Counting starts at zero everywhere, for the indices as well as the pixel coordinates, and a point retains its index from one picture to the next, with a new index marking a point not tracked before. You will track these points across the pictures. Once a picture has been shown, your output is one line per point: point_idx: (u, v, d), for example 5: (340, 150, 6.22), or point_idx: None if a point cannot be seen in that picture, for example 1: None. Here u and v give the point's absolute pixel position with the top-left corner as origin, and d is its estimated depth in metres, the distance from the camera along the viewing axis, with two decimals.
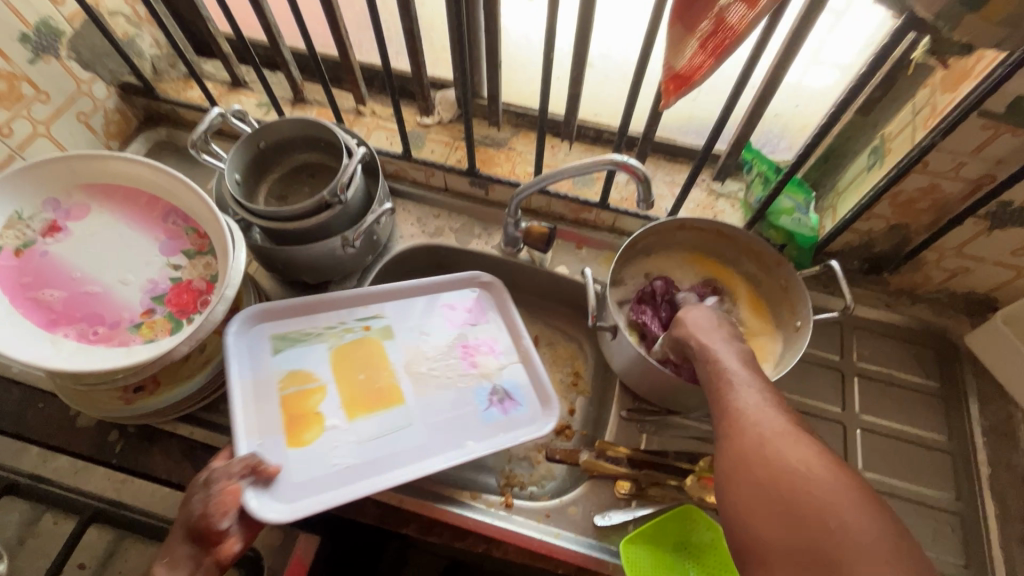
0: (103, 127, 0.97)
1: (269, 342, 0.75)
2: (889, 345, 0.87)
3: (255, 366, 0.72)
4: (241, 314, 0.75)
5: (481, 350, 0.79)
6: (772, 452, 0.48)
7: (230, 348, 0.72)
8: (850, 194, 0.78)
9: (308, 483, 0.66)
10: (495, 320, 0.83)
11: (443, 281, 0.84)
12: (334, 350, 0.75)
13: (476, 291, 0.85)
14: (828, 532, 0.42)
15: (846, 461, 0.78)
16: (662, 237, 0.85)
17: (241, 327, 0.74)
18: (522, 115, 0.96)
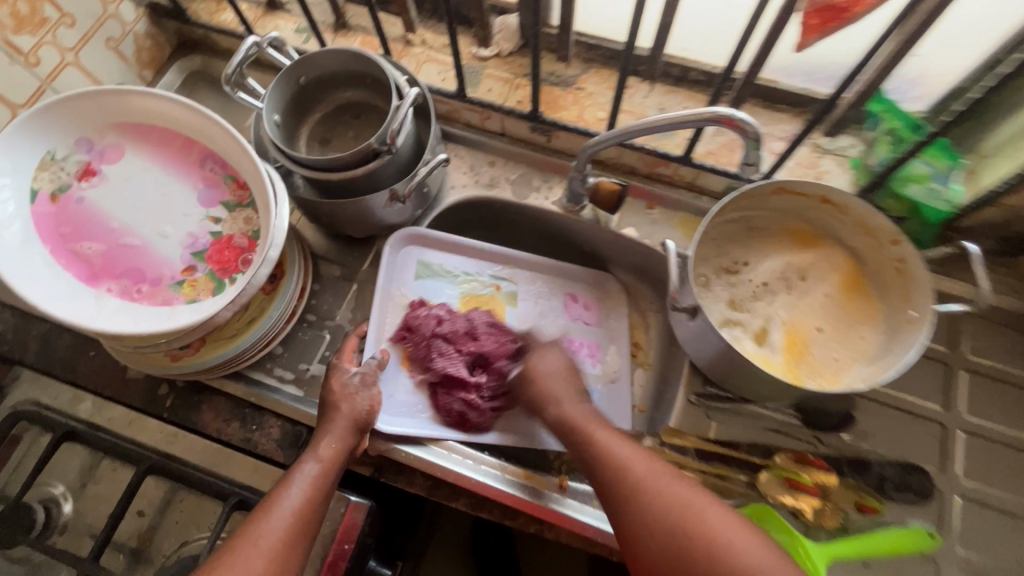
0: (135, 54, 0.89)
1: (414, 267, 0.83)
2: (1009, 337, 0.76)
3: (397, 284, 0.81)
4: (397, 234, 0.82)
5: (587, 349, 0.82)
6: (617, 459, 0.56)
7: (384, 262, 0.81)
8: (998, 159, 0.64)
9: (406, 403, 0.74)
10: (604, 323, 0.85)
11: (574, 274, 0.86)
12: (466, 296, 0.83)
13: (601, 291, 0.86)
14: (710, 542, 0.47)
15: (943, 467, 0.70)
16: (752, 202, 0.74)
17: (397, 248, 0.83)
18: (595, 48, 0.82)
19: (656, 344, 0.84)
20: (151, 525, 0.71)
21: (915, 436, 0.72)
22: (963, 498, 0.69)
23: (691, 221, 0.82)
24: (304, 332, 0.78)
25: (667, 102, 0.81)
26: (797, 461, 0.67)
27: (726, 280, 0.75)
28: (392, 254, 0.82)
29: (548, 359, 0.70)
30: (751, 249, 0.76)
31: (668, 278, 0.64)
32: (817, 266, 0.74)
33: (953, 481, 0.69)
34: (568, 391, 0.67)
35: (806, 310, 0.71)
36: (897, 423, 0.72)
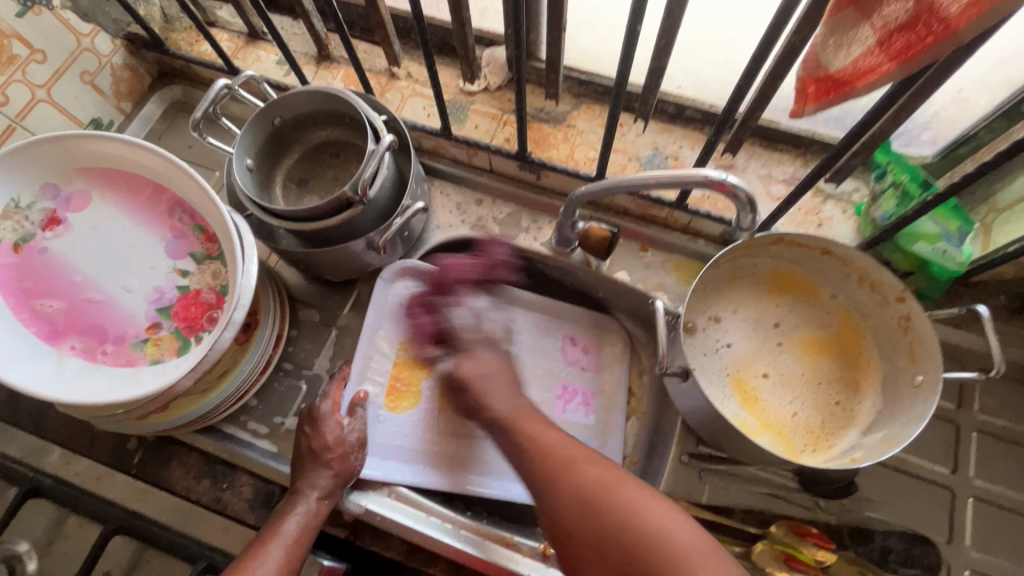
0: (112, 87, 0.87)
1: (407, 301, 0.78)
2: (1021, 395, 0.71)
3: (388, 318, 0.76)
4: (392, 265, 0.77)
5: (581, 398, 0.78)
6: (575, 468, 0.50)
7: (374, 296, 0.76)
8: (1016, 217, 0.59)
9: (391, 446, 0.71)
10: (602, 370, 0.80)
11: (572, 316, 0.82)
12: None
13: (600, 333, 0.82)
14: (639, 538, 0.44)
15: (950, 537, 0.66)
16: (747, 251, 0.71)
17: (389, 279, 0.77)
18: (587, 84, 0.78)
19: (649, 395, 0.79)
20: None
21: (921, 502, 0.67)
22: (971, 572, 0.65)
23: (687, 265, 0.78)
24: (280, 381, 0.76)
25: (661, 140, 0.77)
26: (795, 532, 0.63)
27: (706, 340, 0.71)
28: (385, 285, 0.77)
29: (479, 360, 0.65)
30: (749, 308, 0.72)
31: (657, 341, 0.60)
32: (811, 314, 0.72)
33: (961, 552, 0.65)
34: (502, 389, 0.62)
35: (781, 366, 0.69)
36: (903, 488, 0.68)
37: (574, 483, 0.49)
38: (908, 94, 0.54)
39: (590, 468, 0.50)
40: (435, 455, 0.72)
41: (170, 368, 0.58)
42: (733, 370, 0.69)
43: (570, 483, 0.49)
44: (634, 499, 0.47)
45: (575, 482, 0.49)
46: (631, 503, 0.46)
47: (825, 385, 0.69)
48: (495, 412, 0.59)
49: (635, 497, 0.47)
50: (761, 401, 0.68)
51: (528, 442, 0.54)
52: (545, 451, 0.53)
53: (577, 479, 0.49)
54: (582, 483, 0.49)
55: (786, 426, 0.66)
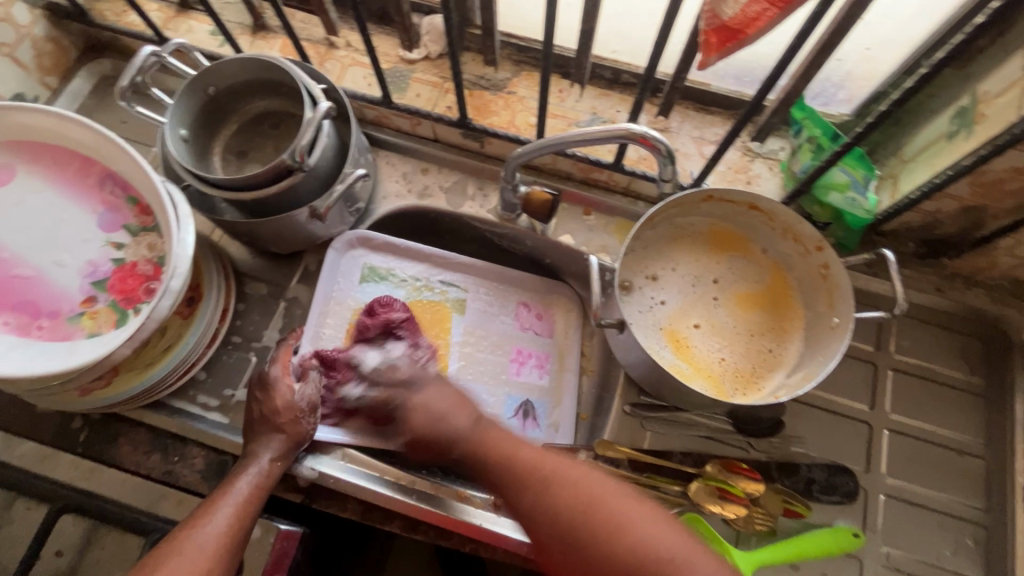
0: (34, 61, 0.83)
1: (360, 270, 0.79)
2: (932, 336, 0.78)
3: (340, 287, 0.78)
4: (343, 236, 0.79)
5: (535, 360, 0.80)
6: (500, 442, 0.56)
7: (325, 265, 0.78)
8: (917, 166, 0.64)
9: (345, 409, 0.73)
10: (557, 336, 0.82)
11: (525, 282, 0.84)
12: (410, 302, 0.80)
13: (553, 297, 0.84)
14: (616, 535, 0.48)
15: (868, 466, 0.72)
16: (682, 209, 0.74)
17: (340, 250, 0.79)
18: (526, 50, 0.80)
19: (596, 353, 0.82)
20: (70, 564, 0.67)
21: (842, 437, 0.73)
22: (887, 496, 0.71)
23: (628, 226, 0.81)
24: (229, 355, 0.76)
25: (599, 105, 0.79)
26: (727, 468, 0.68)
27: (643, 296, 0.73)
28: (337, 255, 0.79)
29: (433, 393, 0.63)
30: (684, 265, 0.75)
31: (594, 295, 0.63)
32: (744, 268, 0.75)
33: (877, 479, 0.71)
34: (452, 407, 0.61)
35: (712, 319, 0.73)
36: (826, 424, 0.73)
37: (556, 487, 0.51)
38: (816, 50, 0.57)
39: (565, 472, 0.52)
40: (387, 417, 0.73)
41: (108, 339, 0.58)
42: (665, 324, 0.72)
43: (549, 479, 0.52)
44: (592, 489, 0.51)
45: (563, 486, 0.51)
46: (617, 516, 0.49)
47: (757, 335, 0.72)
48: (449, 432, 0.59)
49: (620, 505, 0.49)
50: (692, 350, 0.71)
51: (489, 452, 0.56)
52: (510, 459, 0.54)
53: (558, 475, 0.52)
54: (558, 507, 0.50)
55: (713, 372, 0.70)
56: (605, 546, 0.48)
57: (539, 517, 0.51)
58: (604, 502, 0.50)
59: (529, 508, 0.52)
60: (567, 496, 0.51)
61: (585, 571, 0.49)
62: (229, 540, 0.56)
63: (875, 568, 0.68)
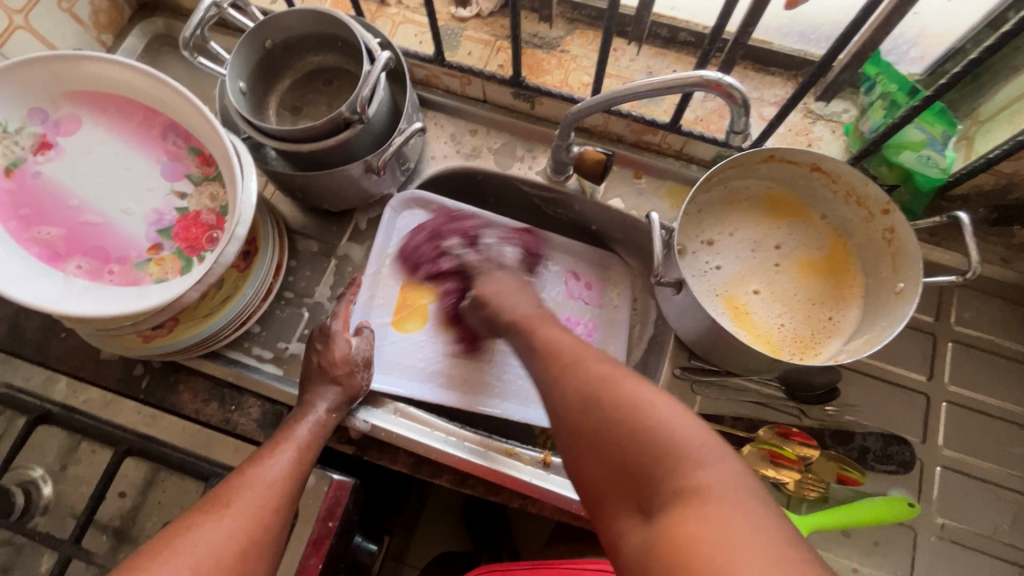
0: (92, 17, 0.84)
1: (415, 230, 0.80)
2: (995, 308, 0.75)
3: (395, 246, 0.80)
4: (401, 194, 0.80)
5: (582, 328, 0.81)
6: (553, 338, 0.55)
7: (382, 223, 0.79)
8: (999, 123, 0.61)
9: (399, 363, 0.77)
10: (605, 306, 0.83)
11: (575, 251, 0.84)
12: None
13: (603, 266, 0.84)
14: (619, 417, 0.43)
15: (924, 437, 0.70)
16: (740, 170, 0.72)
17: (397, 209, 0.80)
18: (582, 8, 0.78)
19: (644, 319, 0.82)
20: (133, 505, 0.69)
21: (899, 407, 0.71)
22: (943, 468, 0.69)
23: (680, 191, 0.79)
24: (282, 310, 0.77)
25: (655, 65, 0.77)
26: (780, 434, 0.67)
27: (697, 261, 0.72)
28: (393, 213, 0.80)
29: (494, 281, 0.69)
30: (741, 229, 0.74)
31: (654, 253, 0.62)
32: (800, 234, 0.74)
33: (933, 450, 0.70)
34: (520, 298, 0.66)
35: (771, 283, 0.71)
36: (881, 394, 0.72)
37: (572, 376, 0.49)
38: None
39: (589, 363, 0.49)
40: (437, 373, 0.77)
41: (175, 285, 0.59)
42: (722, 290, 0.71)
43: (575, 366, 0.50)
44: (606, 375, 0.47)
45: (578, 376, 0.48)
46: (638, 399, 0.43)
47: (820, 304, 0.71)
48: (516, 311, 0.63)
49: (640, 392, 0.44)
50: (749, 316, 0.70)
51: (534, 334, 0.58)
52: (564, 361, 0.51)
53: (579, 365, 0.49)
54: (568, 395, 0.48)
55: (772, 338, 0.69)
56: (607, 429, 0.43)
57: (555, 404, 0.49)
58: (626, 390, 0.44)
59: (562, 401, 0.48)
60: (581, 384, 0.47)
61: (594, 467, 0.44)
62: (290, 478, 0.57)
63: (929, 539, 0.67)
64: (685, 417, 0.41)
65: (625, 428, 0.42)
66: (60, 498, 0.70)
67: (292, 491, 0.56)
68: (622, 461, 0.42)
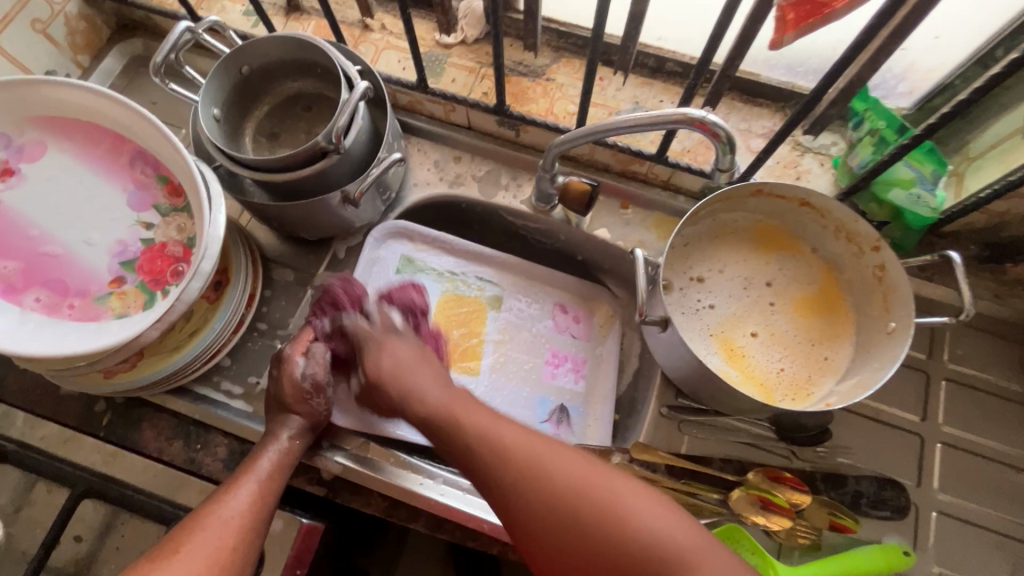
0: (67, 38, 0.82)
1: (397, 260, 0.78)
2: (988, 346, 0.74)
3: (376, 275, 0.77)
4: (382, 224, 0.78)
5: (571, 364, 0.77)
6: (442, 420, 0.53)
7: (363, 251, 0.77)
8: (989, 162, 0.60)
9: None
10: (593, 339, 0.79)
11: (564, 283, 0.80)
12: (446, 294, 0.78)
13: (594, 301, 0.80)
14: (607, 518, 0.43)
15: (920, 480, 0.68)
16: (729, 204, 0.70)
17: (379, 239, 0.78)
18: (567, 36, 0.77)
19: (632, 354, 0.79)
20: (89, 550, 0.65)
21: (893, 449, 0.69)
22: (938, 513, 0.67)
23: (667, 222, 0.78)
24: (254, 342, 0.74)
25: (641, 95, 0.76)
26: (772, 478, 0.64)
27: (688, 300, 0.70)
28: (375, 242, 0.78)
29: (391, 351, 0.62)
30: (733, 267, 0.72)
31: (638, 290, 0.60)
32: (793, 271, 0.72)
33: (929, 494, 0.67)
34: (427, 376, 0.59)
35: (771, 326, 0.69)
36: (875, 436, 0.69)
37: (536, 478, 0.46)
38: (888, 36, 0.53)
39: (536, 454, 0.47)
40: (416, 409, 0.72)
41: (135, 321, 0.56)
42: (717, 330, 0.69)
43: (501, 451, 0.48)
44: (581, 474, 0.45)
45: (543, 483, 0.45)
46: (627, 507, 0.43)
47: (817, 343, 0.68)
48: (424, 402, 0.56)
49: (620, 492, 0.44)
50: (745, 357, 0.67)
51: (456, 426, 0.52)
52: (501, 451, 0.48)
53: (501, 446, 0.48)
54: (535, 505, 0.45)
55: (766, 379, 0.66)
56: (598, 533, 0.43)
57: (516, 504, 0.46)
58: (589, 488, 0.44)
59: (512, 492, 0.46)
60: (555, 486, 0.45)
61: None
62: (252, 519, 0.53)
63: None
64: (673, 519, 0.43)
65: (610, 532, 0.43)
66: (11, 543, 0.66)
67: (254, 533, 0.53)
68: (619, 561, 0.42)
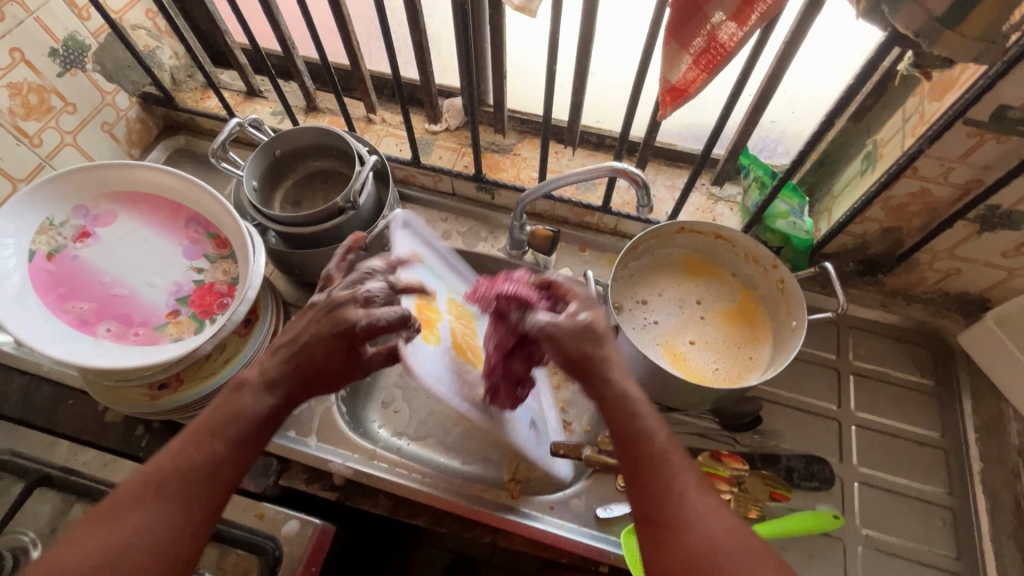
0: (126, 136, 1.02)
1: (414, 250, 0.75)
2: (884, 345, 0.90)
3: (406, 259, 0.71)
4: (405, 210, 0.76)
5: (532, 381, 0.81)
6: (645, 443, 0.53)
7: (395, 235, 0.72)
8: (843, 198, 0.80)
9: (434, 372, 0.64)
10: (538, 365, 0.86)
11: None
12: (451, 299, 0.78)
13: None
14: None
15: (842, 456, 0.81)
16: (660, 241, 0.89)
17: (401, 226, 0.74)
18: (527, 122, 0.99)
19: None
20: None
21: (817, 432, 0.83)
22: (860, 483, 0.79)
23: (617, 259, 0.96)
24: None
25: (589, 163, 0.97)
26: (715, 456, 0.77)
27: (637, 317, 0.86)
28: (399, 227, 0.74)
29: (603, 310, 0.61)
30: (668, 290, 0.89)
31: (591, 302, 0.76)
32: (717, 291, 0.89)
33: (851, 468, 0.80)
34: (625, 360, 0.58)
35: (705, 335, 0.85)
36: (801, 422, 0.83)
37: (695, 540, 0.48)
38: (750, 112, 0.75)
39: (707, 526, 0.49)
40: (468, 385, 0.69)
41: (189, 342, 0.70)
42: (662, 341, 0.85)
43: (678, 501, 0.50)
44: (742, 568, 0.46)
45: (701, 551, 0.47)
46: None
47: (742, 346, 0.84)
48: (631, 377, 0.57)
49: None
50: (686, 361, 0.83)
51: (655, 455, 0.52)
52: (677, 497, 0.50)
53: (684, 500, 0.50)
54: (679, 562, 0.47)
55: (701, 374, 0.81)
56: None
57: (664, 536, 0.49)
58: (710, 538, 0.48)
59: (665, 528, 0.49)
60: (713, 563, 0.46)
61: None
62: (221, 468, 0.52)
63: (857, 549, 0.75)
64: None
65: None
66: None
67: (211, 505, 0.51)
68: None
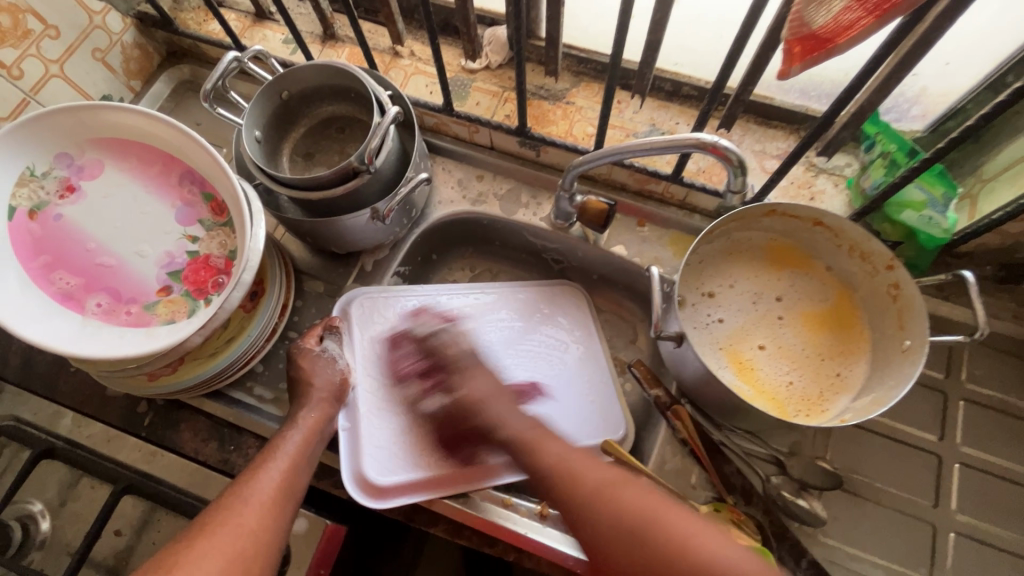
0: (122, 65, 0.89)
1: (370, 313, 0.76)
2: (1008, 366, 0.73)
3: (367, 327, 0.76)
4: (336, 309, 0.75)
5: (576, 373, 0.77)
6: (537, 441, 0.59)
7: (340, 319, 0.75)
8: (1000, 185, 0.61)
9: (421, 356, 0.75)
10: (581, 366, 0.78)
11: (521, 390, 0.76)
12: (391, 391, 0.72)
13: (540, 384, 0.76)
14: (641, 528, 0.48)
15: (937, 498, 0.68)
16: (743, 223, 0.72)
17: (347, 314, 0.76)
18: (586, 62, 0.80)
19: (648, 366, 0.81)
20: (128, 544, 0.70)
21: (907, 468, 0.69)
22: (956, 534, 0.66)
23: (683, 239, 0.80)
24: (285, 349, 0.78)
25: (658, 117, 0.78)
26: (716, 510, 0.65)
27: (701, 315, 0.72)
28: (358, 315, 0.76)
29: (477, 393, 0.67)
30: (744, 283, 0.73)
31: (653, 307, 0.62)
32: (807, 286, 0.73)
33: (946, 515, 0.67)
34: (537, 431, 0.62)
35: (780, 340, 0.71)
36: (888, 452, 0.70)
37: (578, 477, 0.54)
38: (895, 65, 0.55)
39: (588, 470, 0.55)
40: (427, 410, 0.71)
41: (181, 327, 0.61)
42: (727, 344, 0.71)
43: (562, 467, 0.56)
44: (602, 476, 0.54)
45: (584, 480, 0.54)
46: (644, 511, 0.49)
47: (830, 359, 0.69)
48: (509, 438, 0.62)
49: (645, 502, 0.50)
50: (754, 371, 0.69)
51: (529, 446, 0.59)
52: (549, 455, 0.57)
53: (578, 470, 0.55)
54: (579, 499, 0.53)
55: (779, 394, 0.68)
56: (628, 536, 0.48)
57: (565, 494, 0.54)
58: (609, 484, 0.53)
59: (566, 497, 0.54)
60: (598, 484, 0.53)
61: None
62: (276, 503, 0.54)
63: None
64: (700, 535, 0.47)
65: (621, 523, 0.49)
66: (57, 534, 0.70)
67: (287, 506, 0.55)
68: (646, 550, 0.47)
